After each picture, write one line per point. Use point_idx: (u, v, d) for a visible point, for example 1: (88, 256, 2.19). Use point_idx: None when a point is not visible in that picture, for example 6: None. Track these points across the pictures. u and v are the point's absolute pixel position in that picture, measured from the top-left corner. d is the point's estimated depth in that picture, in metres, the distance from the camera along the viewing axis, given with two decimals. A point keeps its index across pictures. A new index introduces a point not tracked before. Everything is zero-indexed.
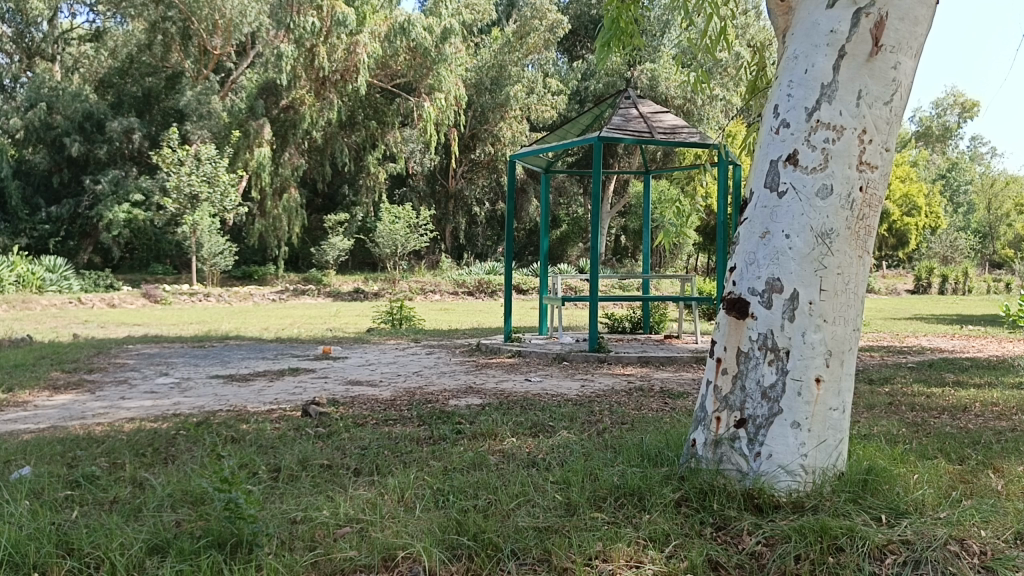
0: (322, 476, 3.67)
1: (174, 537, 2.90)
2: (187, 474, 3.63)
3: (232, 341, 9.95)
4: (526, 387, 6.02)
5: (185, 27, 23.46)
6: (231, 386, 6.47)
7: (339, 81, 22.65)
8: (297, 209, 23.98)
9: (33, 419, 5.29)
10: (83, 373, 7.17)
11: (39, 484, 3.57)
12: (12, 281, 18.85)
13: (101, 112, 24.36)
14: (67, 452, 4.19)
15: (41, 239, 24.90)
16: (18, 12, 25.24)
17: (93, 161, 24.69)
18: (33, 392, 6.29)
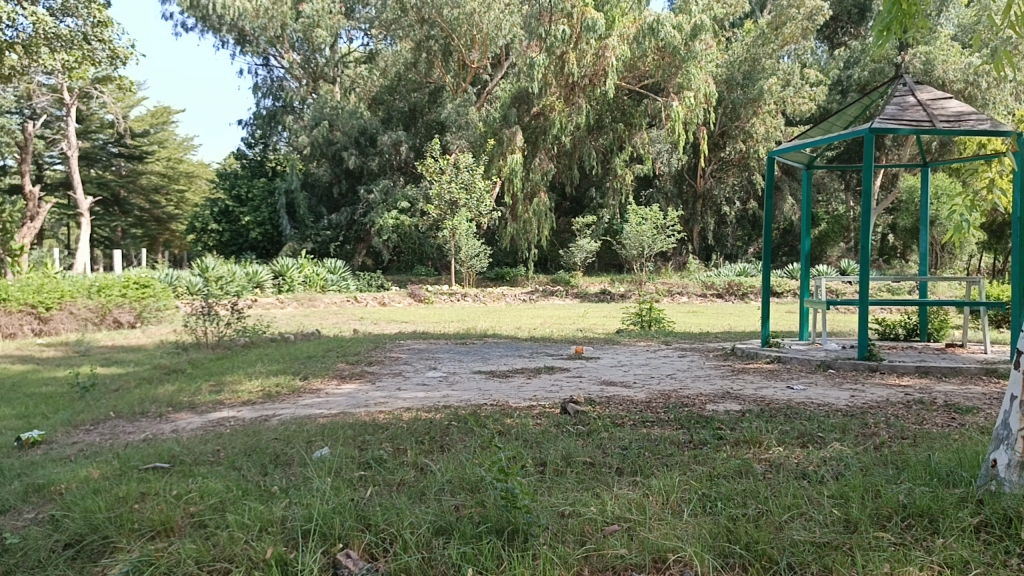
0: (587, 473, 3.76)
1: (457, 521, 3.12)
2: (463, 462, 3.88)
3: (491, 339, 10.48)
4: (788, 395, 5.75)
5: (447, 44, 25.19)
6: (493, 381, 6.82)
7: (588, 86, 23.02)
8: (546, 212, 24.60)
9: (326, 405, 5.92)
10: (364, 365, 7.91)
11: (336, 463, 3.99)
12: (300, 281, 21.19)
13: (374, 127, 26.65)
14: (358, 436, 4.65)
15: (323, 244, 27.74)
16: (306, 41, 27.91)
17: (366, 172, 27.15)
18: (325, 380, 7.06)
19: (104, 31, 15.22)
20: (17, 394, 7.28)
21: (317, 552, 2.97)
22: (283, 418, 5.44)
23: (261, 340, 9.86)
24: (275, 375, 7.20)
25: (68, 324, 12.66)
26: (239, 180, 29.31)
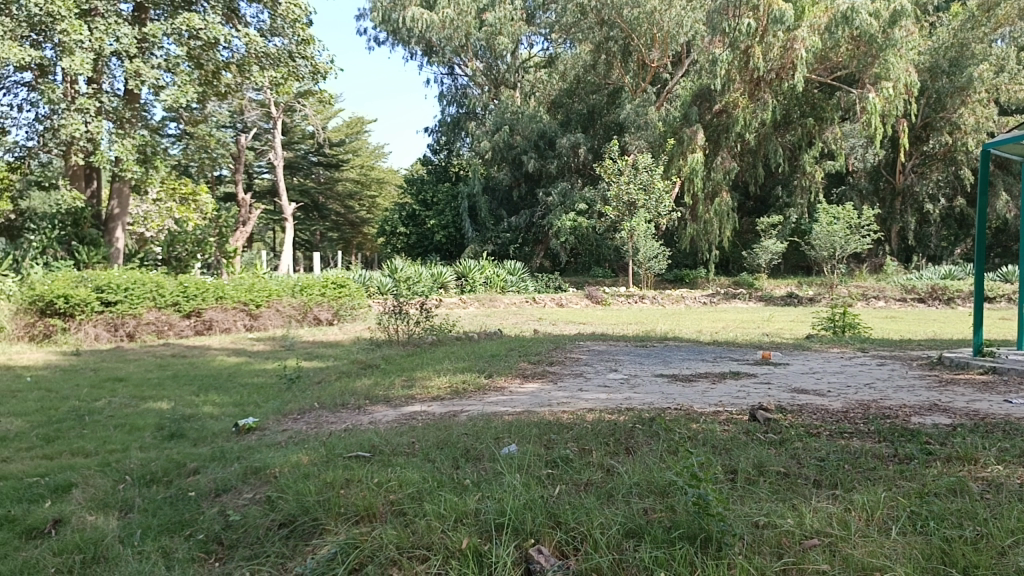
0: (781, 483, 3.63)
1: (647, 524, 3.11)
2: (650, 465, 3.85)
3: (672, 342, 10.32)
4: (1006, 410, 5.26)
5: (626, 44, 25.18)
6: (676, 385, 6.72)
7: (774, 80, 22.14)
8: (729, 212, 23.80)
9: (510, 403, 6.08)
10: (546, 365, 8.03)
11: (524, 460, 4.07)
12: (482, 282, 21.85)
13: (553, 130, 26.99)
14: (544, 434, 4.73)
15: (503, 246, 28.39)
16: (489, 48, 28.34)
17: (545, 175, 27.51)
18: (508, 378, 7.25)
19: (307, 48, 16.65)
20: (234, 384, 8.02)
21: (509, 546, 3.08)
22: (470, 414, 5.63)
23: (448, 338, 10.25)
24: (461, 373, 7.48)
25: (275, 320, 13.84)
26: (425, 184, 30.61)
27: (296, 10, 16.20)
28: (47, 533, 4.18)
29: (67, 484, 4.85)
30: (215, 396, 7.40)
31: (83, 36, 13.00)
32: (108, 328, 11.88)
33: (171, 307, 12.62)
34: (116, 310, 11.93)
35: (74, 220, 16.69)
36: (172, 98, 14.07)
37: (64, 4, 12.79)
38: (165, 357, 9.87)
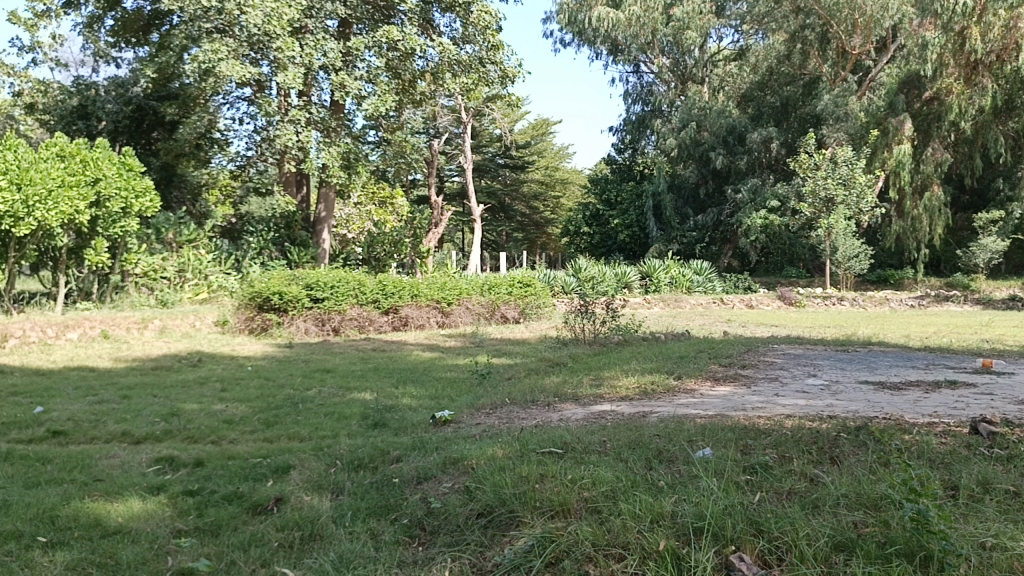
0: (1011, 503, 3.32)
1: (859, 538, 2.97)
2: (858, 477, 3.64)
3: (877, 347, 9.67)
4: None
5: (824, 31, 24.01)
6: (883, 393, 6.30)
7: (995, 62, 20.19)
8: (940, 208, 22.19)
9: (702, 406, 5.94)
10: (738, 368, 7.78)
11: (721, 465, 3.98)
12: (667, 282, 21.54)
13: (743, 125, 26.03)
14: (740, 439, 4.59)
15: (689, 245, 27.78)
16: (676, 44, 28.16)
17: (735, 172, 26.65)
18: (699, 381, 7.09)
19: (496, 53, 17.17)
20: (428, 378, 8.41)
21: (709, 551, 3.03)
22: (662, 415, 5.57)
23: (634, 338, 10.21)
24: (650, 373, 7.41)
25: (466, 318, 14.34)
26: (609, 184, 30.57)
27: (487, 17, 16.70)
28: (270, 509, 4.57)
29: (286, 466, 5.28)
30: (412, 389, 7.79)
31: (295, 52, 14.13)
32: (316, 323, 12.80)
33: (371, 304, 13.39)
34: (323, 306, 12.85)
35: (287, 223, 18.33)
36: (373, 107, 14.93)
37: (280, 23, 13.99)
38: (367, 351, 10.51)
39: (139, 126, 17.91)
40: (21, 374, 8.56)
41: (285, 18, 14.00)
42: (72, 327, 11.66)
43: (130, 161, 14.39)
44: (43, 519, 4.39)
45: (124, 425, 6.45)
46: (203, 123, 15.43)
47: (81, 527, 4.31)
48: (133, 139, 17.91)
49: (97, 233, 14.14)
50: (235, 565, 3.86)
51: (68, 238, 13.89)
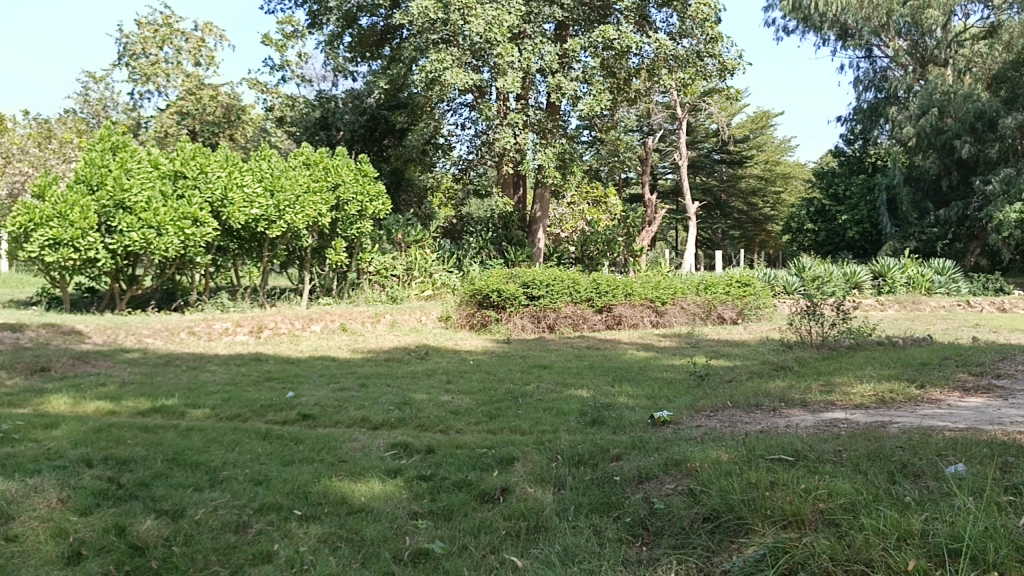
0: None
1: None
2: None
3: None
4: None
5: None
6: None
7: None
8: None
9: (951, 418, 5.44)
10: (991, 378, 7.04)
11: (978, 483, 3.62)
12: (903, 282, 19.91)
13: (994, 109, 23.39)
14: (999, 456, 4.16)
15: (929, 243, 25.69)
16: (914, 24, 26.08)
17: (984, 161, 24.16)
18: (945, 391, 6.49)
19: (715, 46, 16.74)
20: (645, 377, 8.35)
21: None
22: (903, 426, 5.16)
23: (868, 342, 9.54)
24: (888, 381, 6.89)
25: (681, 317, 14.10)
26: (835, 178, 28.81)
27: (705, 9, 16.34)
28: (496, 499, 4.75)
29: (510, 458, 5.45)
30: (629, 387, 7.77)
31: (514, 57, 14.56)
32: (532, 320, 13.14)
33: (586, 302, 13.51)
34: (539, 304, 13.16)
35: (505, 224, 18.98)
36: (588, 106, 15.04)
37: (500, 30, 14.49)
38: (582, 349, 10.61)
39: (372, 134, 19.20)
40: (275, 362, 9.50)
41: (505, 25, 14.49)
42: (315, 320, 12.76)
43: (366, 167, 15.55)
44: (297, 493, 4.85)
45: (363, 411, 6.98)
46: (429, 129, 16.37)
47: (329, 503, 4.73)
48: (367, 147, 19.25)
49: (337, 234, 15.50)
50: (467, 549, 4.06)
51: (312, 239, 15.33)
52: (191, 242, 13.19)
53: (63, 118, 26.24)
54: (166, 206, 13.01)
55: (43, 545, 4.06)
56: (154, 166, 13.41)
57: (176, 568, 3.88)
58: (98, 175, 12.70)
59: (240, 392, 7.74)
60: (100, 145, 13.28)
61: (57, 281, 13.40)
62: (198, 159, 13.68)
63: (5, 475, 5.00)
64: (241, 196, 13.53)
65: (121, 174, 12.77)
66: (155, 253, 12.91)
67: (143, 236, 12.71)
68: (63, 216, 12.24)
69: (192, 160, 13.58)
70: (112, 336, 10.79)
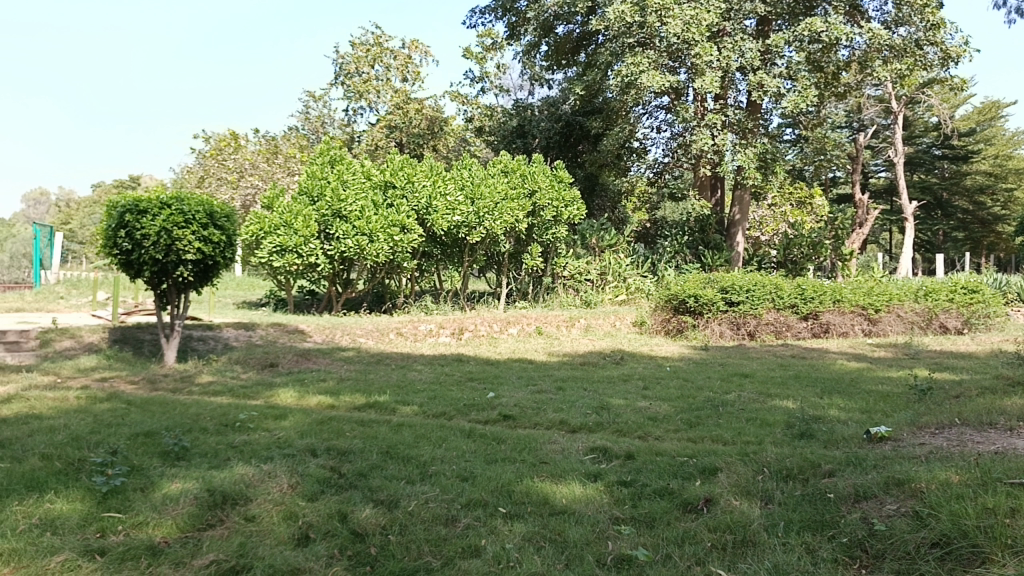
0: None
1: None
2: None
3: None
4: None
5: None
6: None
7: None
8: None
9: None
10: None
11: None
12: None
13: None
14: None
15: None
16: None
17: None
18: None
19: (937, 33, 15.46)
20: (858, 390, 7.84)
21: None
22: None
23: None
24: None
25: (897, 326, 13.24)
26: None
27: None
28: (700, 510, 4.64)
29: (713, 467, 5.32)
30: (839, 400, 7.33)
31: (713, 56, 14.19)
32: (732, 326, 12.71)
33: (790, 308, 12.90)
34: (738, 310, 12.66)
35: (701, 227, 18.53)
36: (793, 104, 14.38)
37: (699, 29, 14.22)
38: (786, 358, 10.16)
39: (568, 141, 19.39)
40: (476, 363, 9.83)
41: (704, 24, 14.21)
42: (513, 323, 13.10)
43: (562, 174, 15.76)
44: (501, 491, 5.00)
45: (561, 414, 7.07)
46: (625, 133, 16.29)
47: (533, 503, 4.83)
48: (562, 153, 19.48)
49: (533, 239, 15.85)
50: (671, 558, 3.99)
51: (510, 245, 15.77)
52: (399, 248, 13.98)
53: (287, 134, 28.65)
54: (377, 214, 13.89)
55: (277, 525, 4.43)
56: (367, 177, 14.36)
57: (392, 555, 4.11)
58: (319, 187, 13.83)
59: (445, 391, 8.09)
60: (320, 159, 14.42)
61: (283, 285, 14.65)
62: (406, 169, 14.52)
63: (243, 459, 5.52)
64: (444, 204, 14.21)
65: (339, 185, 13.80)
66: (368, 258, 13.79)
67: (357, 242, 13.63)
68: (289, 225, 13.35)
69: (401, 171, 14.43)
70: (330, 335, 11.63)
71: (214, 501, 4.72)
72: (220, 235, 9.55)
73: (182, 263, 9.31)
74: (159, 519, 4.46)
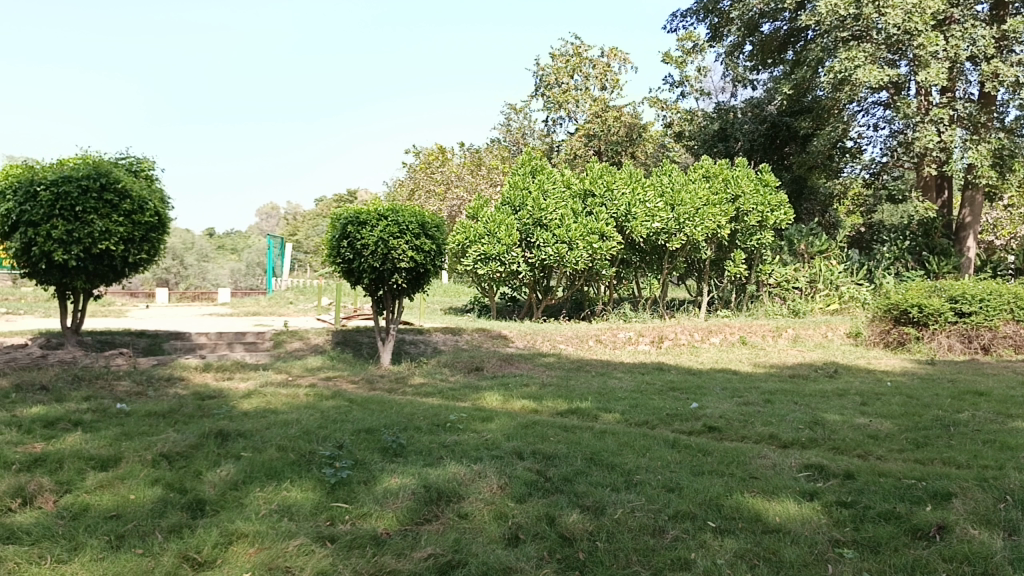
0: None
1: None
2: None
3: None
4: None
5: None
6: None
7: None
8: None
9: None
10: None
11: None
12: None
13: None
14: None
15: None
16: None
17: None
18: None
19: None
20: None
21: None
22: None
23: None
24: None
25: None
26: None
27: None
28: (932, 537, 4.28)
29: (946, 492, 4.89)
30: None
31: (939, 46, 13.14)
32: (962, 339, 11.59)
33: None
34: (971, 322, 11.62)
35: (926, 231, 17.10)
36: None
37: (922, 18, 13.22)
38: None
39: (773, 143, 18.67)
40: (677, 373, 9.65)
41: (928, 13, 13.20)
42: (715, 332, 12.79)
43: (767, 177, 15.15)
44: (710, 505, 4.87)
45: (771, 428, 6.78)
46: (838, 133, 15.41)
47: (743, 518, 4.67)
48: (767, 155, 18.84)
49: (736, 245, 15.34)
50: None
51: (712, 251, 15.39)
52: (598, 256, 14.00)
53: (490, 146, 29.67)
54: (577, 223, 14.03)
55: (488, 524, 4.58)
56: (567, 186, 14.65)
57: (602, 562, 4.11)
58: (521, 196, 14.24)
59: (647, 399, 8.01)
60: (523, 169, 14.87)
61: (486, 291, 15.19)
62: (606, 177, 14.58)
63: (455, 459, 5.76)
64: (643, 211, 14.11)
65: (540, 195, 14.15)
66: (567, 266, 13.95)
67: (557, 250, 13.84)
68: (492, 233, 13.96)
69: (600, 179, 14.52)
70: (531, 341, 11.88)
71: (430, 497, 4.95)
72: (431, 245, 10.03)
73: (397, 271, 9.86)
74: (381, 511, 4.74)
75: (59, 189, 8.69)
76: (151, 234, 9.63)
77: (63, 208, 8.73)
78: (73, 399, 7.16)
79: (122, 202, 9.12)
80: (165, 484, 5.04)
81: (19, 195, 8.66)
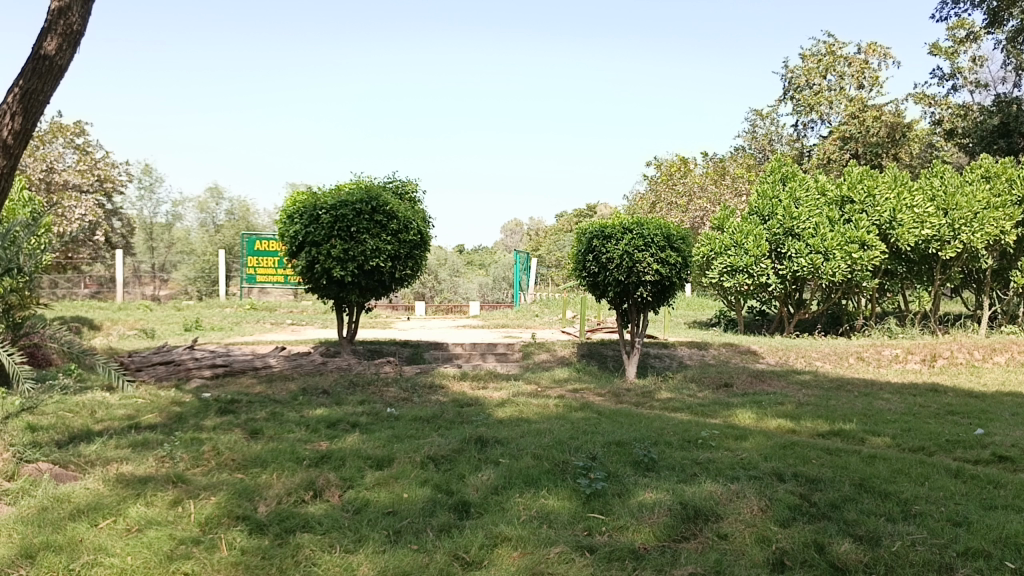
0: None
1: None
2: None
3: None
4: None
5: None
6: None
7: None
8: None
9: None
10: None
11: None
12: None
13: None
14: None
15: None
16: None
17: None
18: None
19: None
20: None
21: None
22: None
23: None
24: None
25: None
26: None
27: None
28: None
29: None
30: None
31: None
32: None
33: None
34: None
35: None
36: None
37: None
38: None
39: None
40: (956, 395, 8.71)
41: None
42: (1000, 351, 11.47)
43: None
44: (1006, 544, 4.34)
45: None
46: None
47: None
48: None
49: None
50: None
51: (992, 260, 13.87)
52: (858, 266, 13.06)
53: (734, 155, 28.75)
54: (834, 231, 13.23)
55: (750, 547, 4.39)
56: (822, 192, 13.75)
57: None
58: (771, 205, 13.66)
59: (922, 423, 7.33)
60: (772, 176, 14.24)
61: (733, 305, 14.72)
62: (867, 181, 13.60)
63: (710, 477, 5.61)
64: (911, 217, 13.10)
65: (791, 203, 13.48)
66: (823, 277, 13.17)
67: (811, 261, 13.13)
68: (740, 245, 13.65)
69: (860, 183, 13.54)
70: (784, 357, 11.35)
71: (688, 514, 4.84)
72: (678, 257, 9.89)
73: (642, 284, 9.80)
74: (638, 525, 4.72)
75: (337, 212, 9.63)
76: (414, 252, 10.35)
77: (340, 229, 9.66)
78: (350, 403, 7.86)
79: (390, 222, 9.90)
80: (433, 485, 5.37)
81: (305, 219, 9.69)
